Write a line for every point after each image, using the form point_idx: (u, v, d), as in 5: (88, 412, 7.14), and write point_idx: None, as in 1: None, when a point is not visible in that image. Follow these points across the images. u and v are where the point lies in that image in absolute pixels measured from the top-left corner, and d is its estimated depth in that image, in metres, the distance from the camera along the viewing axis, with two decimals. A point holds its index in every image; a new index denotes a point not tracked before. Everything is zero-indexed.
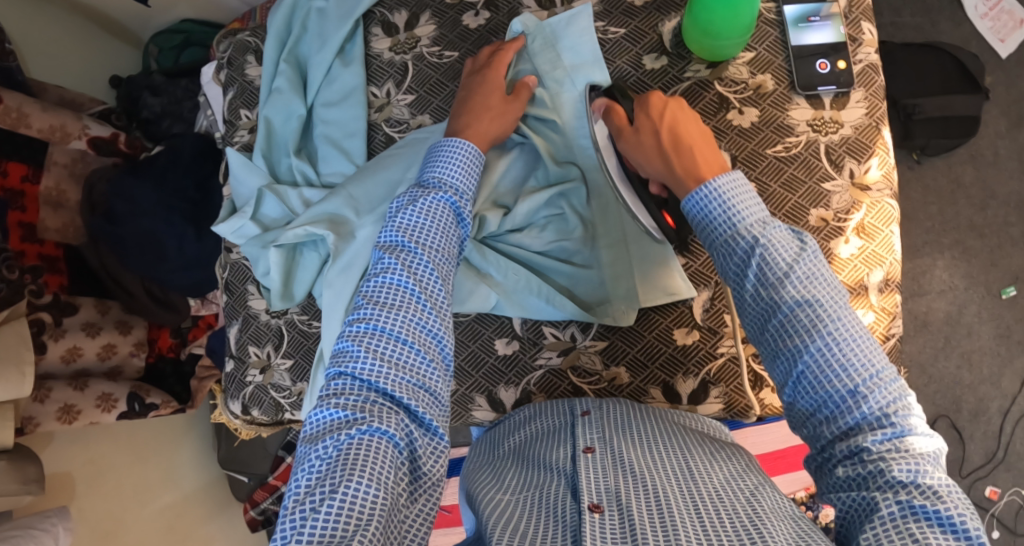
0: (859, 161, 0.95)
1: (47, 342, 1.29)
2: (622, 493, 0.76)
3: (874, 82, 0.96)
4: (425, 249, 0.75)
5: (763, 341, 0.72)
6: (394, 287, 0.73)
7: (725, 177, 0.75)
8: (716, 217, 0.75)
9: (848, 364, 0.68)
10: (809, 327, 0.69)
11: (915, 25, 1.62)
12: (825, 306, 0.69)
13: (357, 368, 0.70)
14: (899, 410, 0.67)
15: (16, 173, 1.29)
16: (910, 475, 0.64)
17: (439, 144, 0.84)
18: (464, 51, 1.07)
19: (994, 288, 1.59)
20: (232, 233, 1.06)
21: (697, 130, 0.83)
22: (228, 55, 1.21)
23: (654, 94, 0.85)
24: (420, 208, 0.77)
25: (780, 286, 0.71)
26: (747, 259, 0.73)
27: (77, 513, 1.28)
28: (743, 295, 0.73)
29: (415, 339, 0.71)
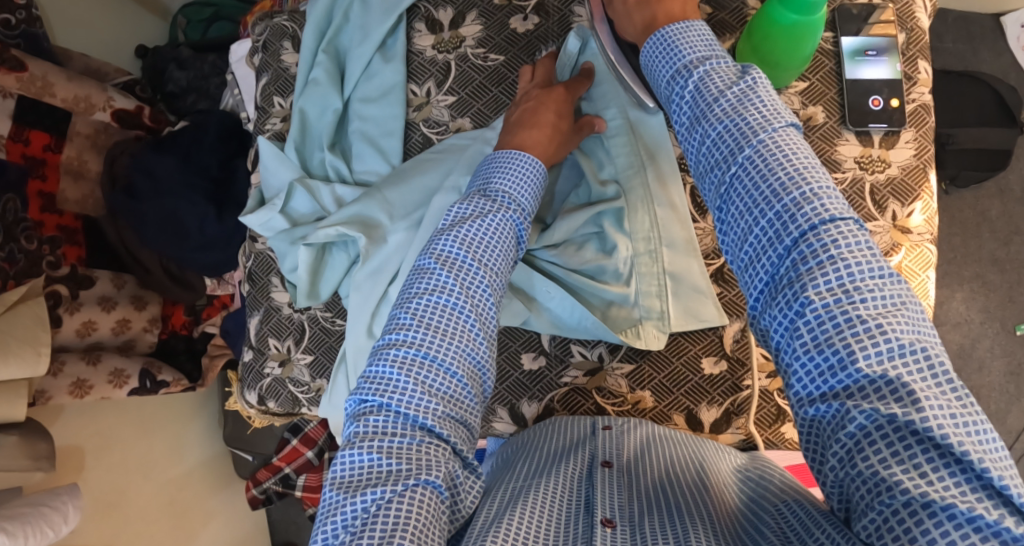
0: (903, 204, 0.93)
1: (63, 316, 1.28)
2: (634, 511, 0.77)
3: (925, 123, 0.95)
4: (485, 270, 0.77)
5: (705, 175, 0.72)
6: (447, 310, 0.74)
7: (675, 24, 0.77)
8: (662, 59, 0.77)
9: (772, 180, 0.66)
10: (735, 142, 0.69)
11: (957, 51, 1.60)
12: (750, 123, 0.69)
13: (404, 404, 0.71)
14: (837, 224, 0.64)
15: (39, 142, 1.27)
16: (877, 362, 0.60)
17: (504, 155, 0.85)
18: (511, 56, 1.05)
19: (1009, 324, 1.59)
20: (261, 226, 1.05)
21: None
22: (264, 39, 1.18)
23: None
24: (485, 225, 0.78)
25: (708, 111, 0.72)
26: (684, 92, 0.75)
27: (84, 485, 1.27)
28: (683, 128, 0.75)
29: (465, 373, 0.73)
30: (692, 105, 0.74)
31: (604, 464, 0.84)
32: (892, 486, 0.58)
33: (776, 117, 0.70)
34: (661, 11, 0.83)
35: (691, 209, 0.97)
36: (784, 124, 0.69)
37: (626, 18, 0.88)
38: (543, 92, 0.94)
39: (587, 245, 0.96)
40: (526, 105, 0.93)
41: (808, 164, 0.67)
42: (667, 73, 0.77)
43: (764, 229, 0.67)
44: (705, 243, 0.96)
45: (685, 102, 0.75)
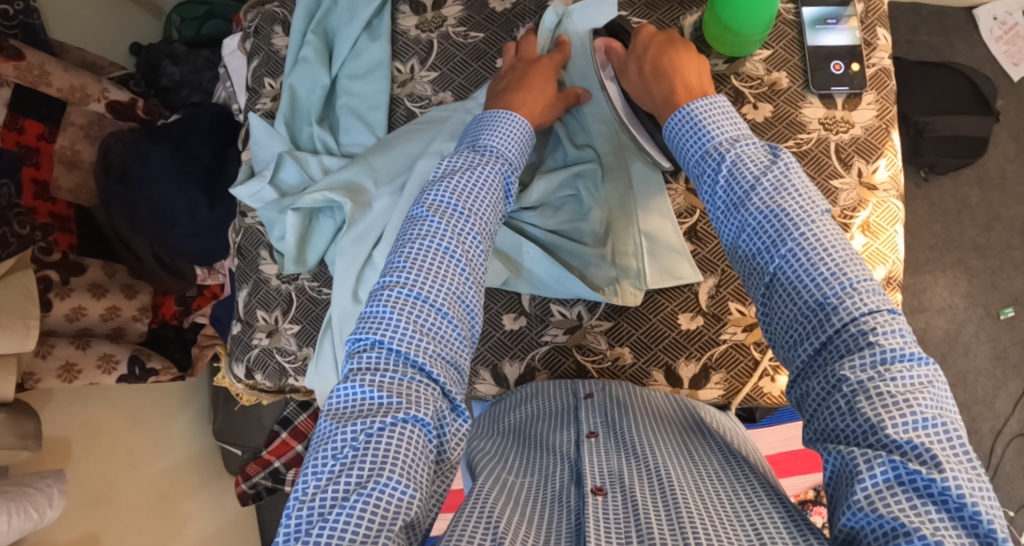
0: (867, 161, 0.97)
1: (53, 300, 1.29)
2: (623, 476, 0.78)
3: (886, 86, 0.99)
4: (474, 218, 0.78)
5: (742, 260, 0.76)
6: (439, 253, 0.75)
7: (703, 101, 0.81)
8: (691, 140, 0.81)
9: (815, 275, 0.70)
10: (776, 235, 0.72)
11: (931, 44, 1.64)
12: (790, 215, 0.72)
13: (399, 341, 0.72)
14: (873, 316, 0.67)
15: (33, 130, 1.29)
16: (904, 431, 0.64)
17: (492, 114, 0.87)
18: (490, 33, 1.09)
19: (993, 308, 1.61)
20: (250, 197, 1.07)
21: (689, 59, 0.90)
22: (255, 25, 1.21)
23: (646, 30, 0.93)
24: (475, 176, 0.80)
25: (746, 199, 0.75)
26: (717, 175, 0.78)
27: (73, 475, 1.28)
28: (717, 210, 0.78)
29: (456, 314, 0.74)
30: (728, 190, 0.77)
31: (590, 435, 0.85)
32: (910, 532, 0.60)
33: (812, 207, 0.74)
34: (679, 83, 0.87)
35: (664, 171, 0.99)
36: (821, 214, 0.72)
37: (642, 90, 0.92)
38: (526, 64, 0.96)
39: (564, 208, 0.99)
40: (510, 76, 0.95)
41: (847, 258, 0.70)
42: (696, 153, 0.81)
43: (805, 318, 0.70)
44: (678, 203, 0.98)
45: (718, 186, 0.78)
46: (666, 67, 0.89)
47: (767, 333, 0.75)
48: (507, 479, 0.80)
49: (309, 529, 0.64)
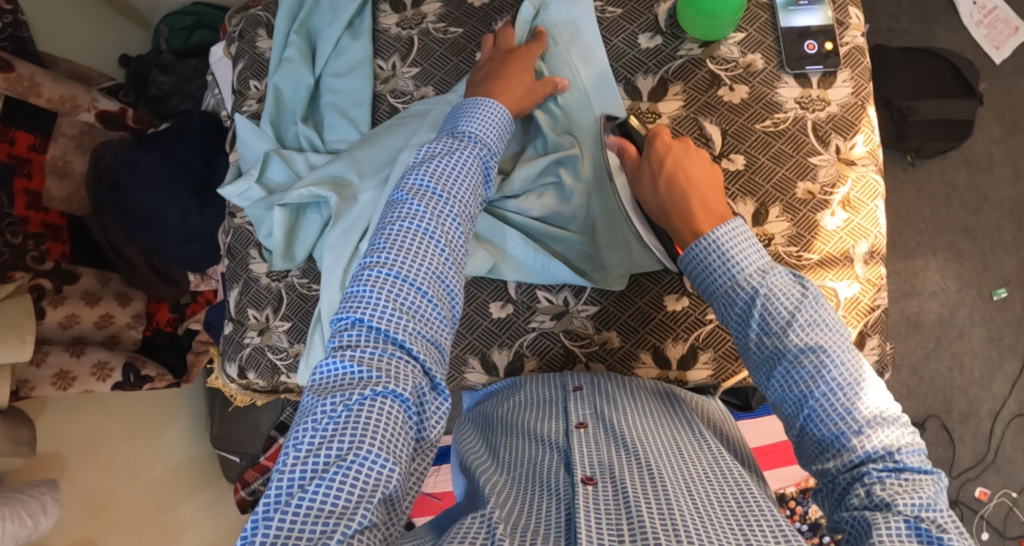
0: (845, 137, 1.01)
1: (47, 308, 1.29)
2: (612, 466, 0.78)
3: (860, 64, 1.03)
4: (453, 201, 0.79)
5: (771, 384, 0.78)
6: (418, 234, 0.76)
7: (726, 228, 0.81)
8: (717, 267, 0.81)
9: (852, 408, 0.73)
10: (812, 370, 0.75)
11: (913, 31, 1.65)
12: (826, 350, 0.75)
13: (380, 318, 0.72)
14: (897, 438, 0.73)
15: (24, 141, 1.30)
16: (916, 509, 0.69)
17: (471, 102, 0.87)
18: (469, 28, 1.10)
19: (985, 290, 1.61)
20: (238, 196, 1.08)
21: (699, 172, 0.89)
22: (239, 29, 1.22)
23: (660, 136, 0.91)
24: (455, 161, 0.81)
25: (782, 334, 0.77)
26: (748, 309, 0.79)
27: (68, 485, 1.28)
28: (746, 342, 0.79)
29: (435, 294, 0.75)
30: (760, 323, 0.78)
31: (580, 425, 0.84)
32: None
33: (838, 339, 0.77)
34: (697, 204, 0.86)
35: None
36: (848, 346, 0.76)
37: (653, 200, 0.90)
38: (507, 57, 0.97)
39: (548, 194, 1.00)
40: (489, 65, 0.96)
41: (873, 388, 0.75)
42: (721, 281, 0.81)
43: (840, 442, 0.74)
44: None
45: (749, 318, 0.79)
46: (679, 182, 0.88)
47: (794, 449, 0.78)
48: (497, 481, 0.80)
49: (289, 498, 0.66)
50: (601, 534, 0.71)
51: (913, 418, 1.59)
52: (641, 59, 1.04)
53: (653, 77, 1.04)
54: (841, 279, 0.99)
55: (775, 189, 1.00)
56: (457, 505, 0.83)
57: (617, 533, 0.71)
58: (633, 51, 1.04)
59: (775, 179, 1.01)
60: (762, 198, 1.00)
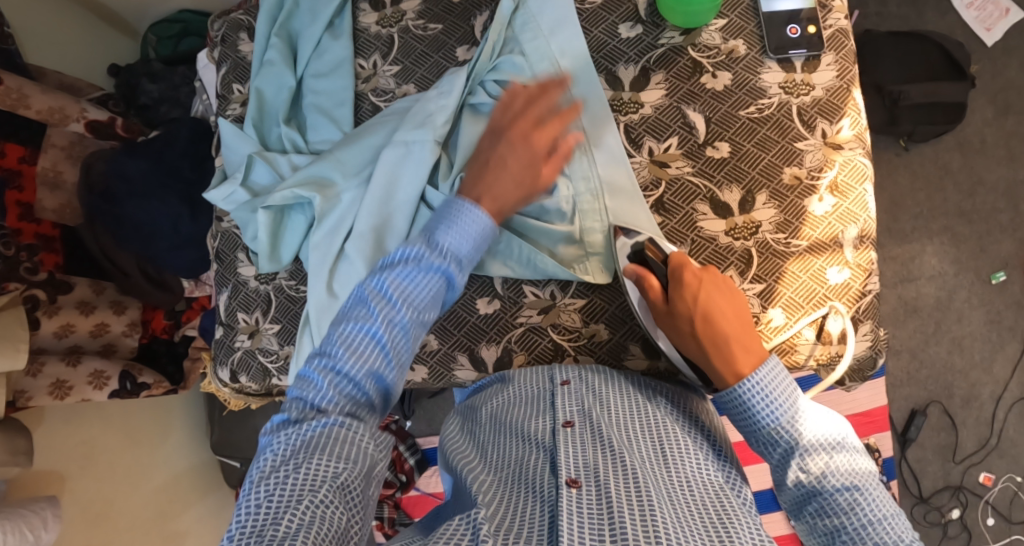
0: (831, 121, 1.01)
1: (41, 318, 1.29)
2: (597, 467, 0.78)
3: (844, 46, 1.02)
4: (404, 309, 0.84)
5: (805, 516, 0.82)
6: (365, 335, 0.82)
7: (767, 370, 0.82)
8: (758, 409, 0.83)
9: (884, 541, 0.77)
10: (844, 507, 0.79)
11: (901, 15, 1.64)
12: (861, 489, 0.79)
13: (318, 399, 0.80)
14: None
15: (14, 154, 1.31)
16: None
17: (455, 203, 0.88)
18: (448, 23, 1.10)
19: (984, 273, 1.60)
20: (223, 200, 1.08)
21: (730, 310, 0.88)
22: (222, 34, 1.22)
23: (688, 270, 0.89)
24: (418, 272, 0.85)
25: (821, 474, 0.80)
26: (788, 451, 0.82)
27: (70, 497, 1.29)
28: (785, 478, 0.82)
29: (369, 391, 0.82)
30: (798, 463, 0.81)
31: (567, 424, 0.84)
32: None
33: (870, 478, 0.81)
34: (738, 350, 0.85)
35: (627, 146, 1.02)
36: (880, 486, 0.80)
37: (686, 340, 0.88)
38: (515, 143, 0.92)
39: None
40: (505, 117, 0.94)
41: (904, 525, 0.78)
42: (761, 424, 0.83)
43: None
44: (643, 175, 1.01)
45: (788, 458, 0.82)
46: (715, 323, 0.86)
47: None
48: (485, 480, 0.81)
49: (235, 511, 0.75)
50: (583, 537, 0.71)
51: (914, 404, 1.58)
52: (622, 49, 1.04)
53: (635, 66, 1.03)
54: (831, 265, 0.98)
55: (761, 175, 1.00)
56: (445, 505, 0.84)
57: (600, 536, 0.71)
58: (613, 41, 1.04)
59: (761, 165, 1.00)
60: (748, 185, 1.00)
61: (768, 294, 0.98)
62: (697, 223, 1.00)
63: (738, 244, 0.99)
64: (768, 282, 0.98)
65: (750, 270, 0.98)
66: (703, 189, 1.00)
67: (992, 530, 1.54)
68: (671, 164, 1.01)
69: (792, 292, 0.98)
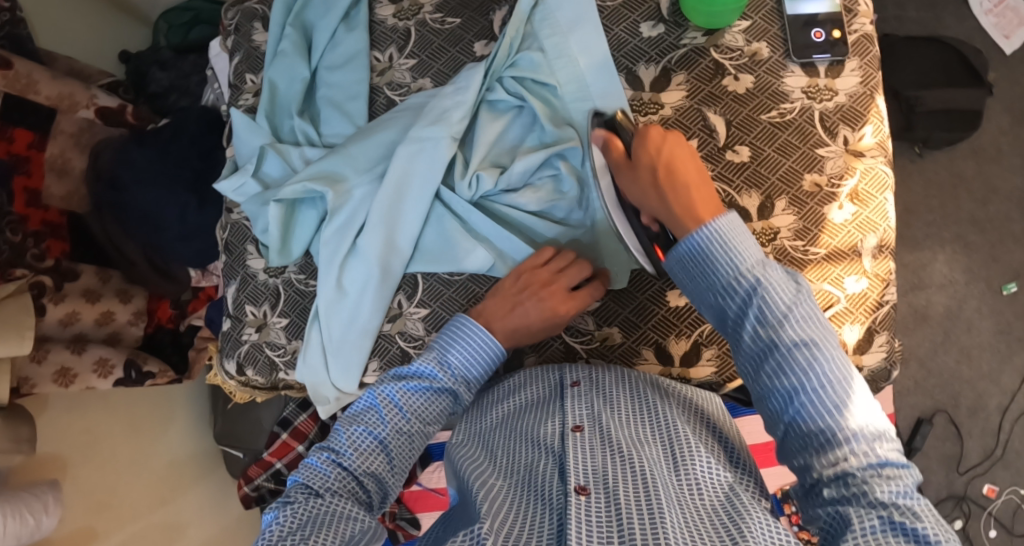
0: (853, 128, 0.99)
1: (47, 305, 1.28)
2: (606, 474, 0.77)
3: (869, 52, 1.01)
4: (412, 418, 0.88)
5: (757, 378, 0.77)
6: (373, 439, 0.86)
7: (727, 219, 0.79)
8: (715, 255, 0.79)
9: (839, 401, 0.72)
10: (799, 363, 0.74)
11: (920, 19, 1.62)
12: (818, 344, 0.74)
13: (322, 490, 0.81)
14: (881, 438, 0.71)
15: (22, 140, 1.28)
16: (902, 516, 0.67)
17: (466, 323, 0.92)
18: (466, 17, 1.09)
19: (994, 283, 1.59)
20: (234, 191, 1.07)
21: (692, 167, 0.87)
22: (235, 22, 1.21)
23: (654, 128, 0.89)
24: (429, 389, 0.89)
25: (777, 326, 0.75)
26: (744, 302, 0.78)
27: (71, 483, 1.26)
28: (740, 334, 0.78)
29: (369, 488, 0.84)
30: (753, 317, 0.77)
31: (576, 428, 0.83)
32: None
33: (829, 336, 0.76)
34: (696, 197, 0.84)
35: None
36: (839, 347, 0.75)
37: (643, 194, 0.88)
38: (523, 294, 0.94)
39: (545, 188, 1.01)
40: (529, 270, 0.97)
41: (862, 391, 0.73)
42: (717, 273, 0.79)
43: (822, 434, 0.72)
44: None
45: (742, 312, 0.78)
46: (676, 176, 0.86)
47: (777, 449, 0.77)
48: (493, 484, 0.80)
49: None
50: None
51: (920, 413, 1.57)
52: (643, 48, 1.03)
53: (656, 66, 1.02)
54: (849, 274, 0.97)
55: (781, 180, 0.99)
56: (455, 510, 0.84)
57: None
58: (634, 40, 1.03)
59: (781, 171, 0.99)
60: (767, 191, 0.99)
61: None
62: None
63: None
64: None
65: None
66: (721, 193, 0.99)
67: (995, 541, 1.53)
68: None
69: None
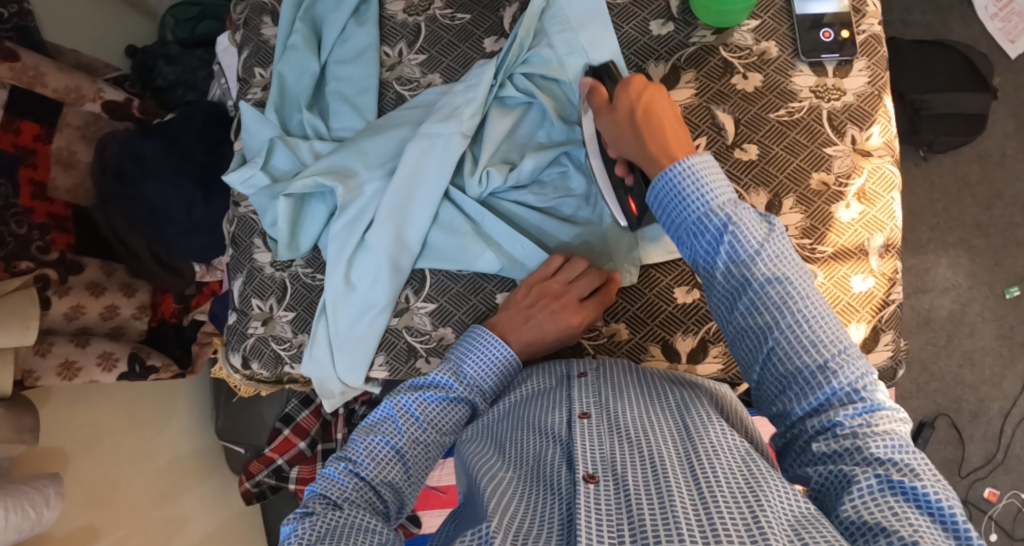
0: (861, 128, 1.00)
1: (52, 298, 1.28)
2: (615, 461, 0.77)
3: (877, 52, 1.01)
4: (429, 428, 0.87)
5: (733, 320, 0.77)
6: (390, 449, 0.86)
7: (697, 157, 0.78)
8: (687, 194, 0.78)
9: (817, 341, 0.73)
10: (776, 304, 0.74)
11: (925, 23, 1.63)
12: (791, 282, 0.75)
13: (340, 501, 0.81)
14: (860, 373, 0.73)
15: (29, 131, 1.29)
16: (887, 452, 0.70)
17: (481, 334, 0.93)
18: (476, 14, 1.10)
19: (997, 288, 1.59)
20: (242, 183, 1.07)
21: (670, 112, 0.87)
22: (244, 17, 1.21)
23: (636, 76, 0.89)
24: (445, 398, 0.89)
25: (751, 264, 0.76)
26: (716, 239, 0.77)
27: (72, 476, 1.26)
28: (715, 273, 0.78)
29: (387, 498, 0.84)
30: (727, 257, 0.77)
31: (583, 416, 0.83)
32: (890, 534, 0.65)
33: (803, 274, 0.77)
34: (672, 139, 0.84)
35: None
36: (812, 285, 0.75)
37: (620, 135, 0.88)
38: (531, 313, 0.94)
39: (552, 185, 1.02)
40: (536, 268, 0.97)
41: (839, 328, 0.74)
42: (689, 214, 0.78)
43: (803, 377, 0.74)
44: None
45: (715, 251, 0.78)
46: (654, 119, 0.86)
47: (755, 390, 0.79)
48: (502, 477, 0.80)
49: None
50: (601, 534, 0.70)
51: (922, 417, 1.57)
52: (652, 46, 1.03)
53: (665, 64, 1.02)
54: (855, 273, 0.98)
55: (788, 179, 0.99)
56: (466, 506, 0.83)
57: (620, 532, 0.71)
58: (644, 38, 1.03)
59: (789, 169, 0.99)
60: (775, 189, 0.99)
61: None
62: None
63: None
64: None
65: None
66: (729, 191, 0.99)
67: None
68: None
69: None
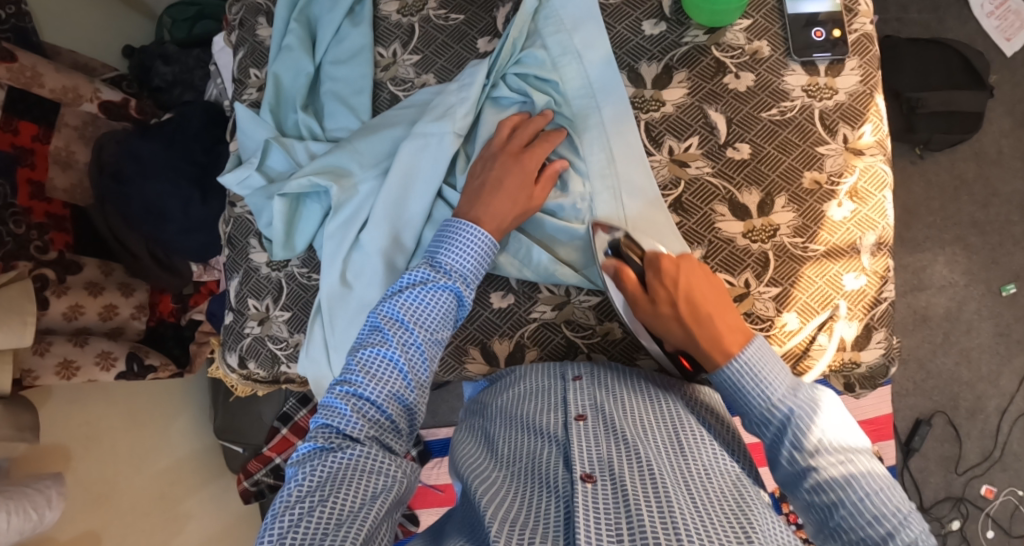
0: (853, 127, 1.00)
1: (50, 298, 1.29)
2: (612, 462, 0.77)
3: (868, 52, 1.02)
4: (419, 329, 0.86)
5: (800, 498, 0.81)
6: (384, 359, 0.84)
7: (752, 348, 0.84)
8: (748, 389, 0.84)
9: (879, 514, 0.76)
10: (839, 481, 0.78)
11: (922, 22, 1.63)
12: (854, 464, 0.78)
13: (344, 428, 0.81)
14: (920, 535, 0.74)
15: (27, 132, 1.29)
16: None
17: (456, 224, 0.91)
18: (470, 14, 1.10)
19: (994, 285, 1.59)
20: (239, 184, 1.07)
21: (708, 290, 0.90)
22: (240, 18, 1.21)
23: (665, 256, 0.91)
24: (427, 293, 0.87)
25: (813, 450, 0.80)
26: (780, 430, 0.82)
27: (73, 477, 1.27)
28: (779, 458, 0.82)
29: (393, 414, 0.83)
30: (790, 443, 0.81)
31: (579, 418, 0.83)
32: None
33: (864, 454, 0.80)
34: (723, 325, 0.88)
35: (647, 144, 1.01)
36: (874, 463, 0.78)
37: (669, 328, 0.90)
38: (508, 162, 0.94)
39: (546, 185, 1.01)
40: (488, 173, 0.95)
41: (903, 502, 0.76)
42: (753, 406, 0.84)
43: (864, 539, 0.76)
44: (663, 174, 1.01)
45: (779, 437, 0.82)
46: (696, 308, 0.88)
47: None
48: (494, 477, 0.81)
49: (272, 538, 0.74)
50: (599, 533, 0.70)
51: (918, 414, 1.58)
52: (645, 46, 1.03)
53: (657, 64, 1.03)
54: (848, 271, 0.98)
55: (781, 178, 0.99)
56: (458, 506, 0.84)
57: (617, 531, 0.71)
58: (637, 38, 1.03)
59: (781, 168, 0.99)
60: (767, 188, 0.99)
61: (783, 298, 0.98)
62: (715, 224, 0.99)
63: (756, 247, 0.98)
64: (784, 286, 0.98)
65: (766, 274, 0.98)
66: (722, 190, 1.00)
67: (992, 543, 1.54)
68: (691, 164, 1.00)
69: (807, 297, 0.98)
